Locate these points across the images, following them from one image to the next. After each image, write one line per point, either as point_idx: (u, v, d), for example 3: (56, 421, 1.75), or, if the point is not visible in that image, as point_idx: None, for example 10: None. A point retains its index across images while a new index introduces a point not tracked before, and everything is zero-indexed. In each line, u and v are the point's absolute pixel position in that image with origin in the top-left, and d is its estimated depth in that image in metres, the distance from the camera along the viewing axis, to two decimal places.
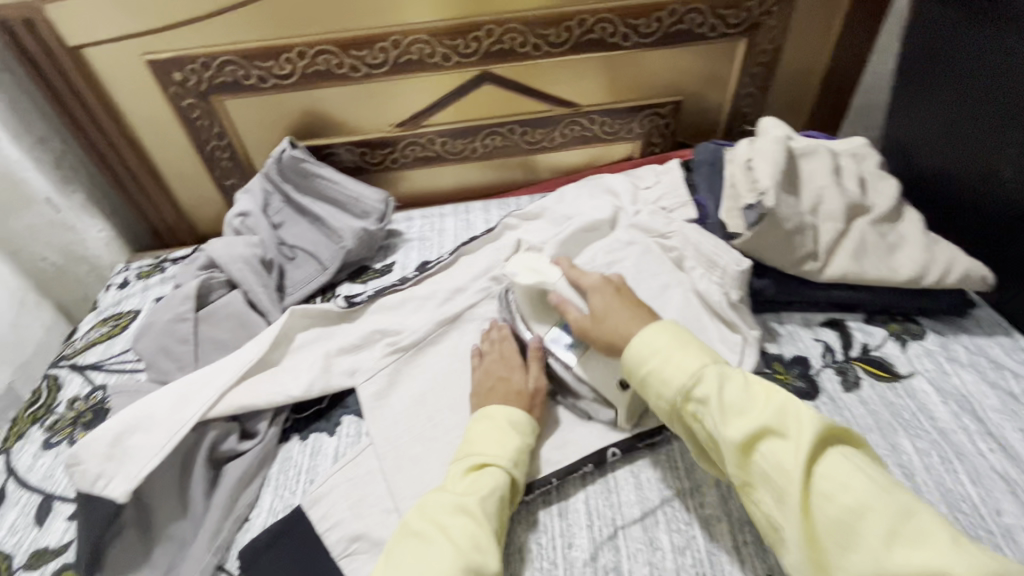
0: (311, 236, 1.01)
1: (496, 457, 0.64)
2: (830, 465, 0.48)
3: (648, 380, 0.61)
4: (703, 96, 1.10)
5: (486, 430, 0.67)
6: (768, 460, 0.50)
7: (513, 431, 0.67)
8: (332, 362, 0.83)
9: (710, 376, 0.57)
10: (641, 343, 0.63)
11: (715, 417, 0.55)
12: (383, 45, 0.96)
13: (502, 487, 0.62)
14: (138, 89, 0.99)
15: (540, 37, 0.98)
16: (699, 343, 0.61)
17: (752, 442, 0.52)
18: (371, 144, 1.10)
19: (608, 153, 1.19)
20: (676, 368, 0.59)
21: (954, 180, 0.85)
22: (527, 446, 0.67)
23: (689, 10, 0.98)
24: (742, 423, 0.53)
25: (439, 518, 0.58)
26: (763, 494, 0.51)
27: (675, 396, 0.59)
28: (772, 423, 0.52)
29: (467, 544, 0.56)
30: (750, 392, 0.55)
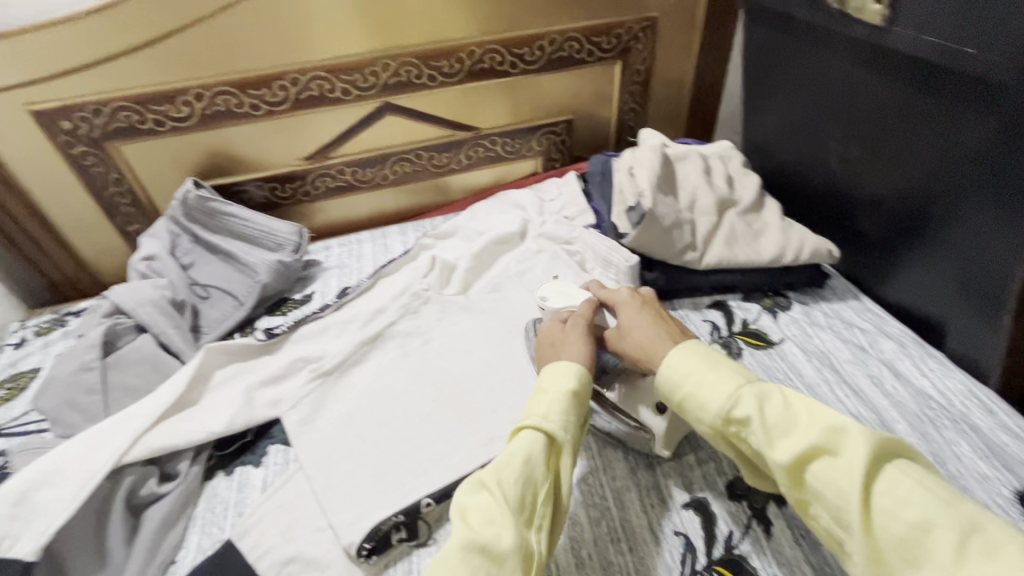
0: (224, 274, 1.02)
1: (531, 420, 0.61)
2: (890, 481, 0.47)
3: (686, 402, 0.60)
4: (591, 113, 1.22)
5: (534, 392, 0.65)
6: (825, 480, 0.48)
7: (546, 389, 0.64)
8: (254, 394, 0.83)
9: (746, 394, 0.55)
10: (672, 367, 0.62)
11: (758, 439, 0.53)
12: (282, 84, 1.00)
13: (535, 449, 0.59)
14: (21, 140, 0.96)
15: (433, 69, 1.05)
16: (731, 363, 0.60)
17: (804, 462, 0.50)
18: (281, 179, 1.12)
19: (514, 170, 1.27)
20: (712, 387, 0.58)
21: (798, 172, 1.00)
22: (562, 396, 0.63)
23: (567, 39, 1.09)
24: (790, 442, 0.51)
25: (464, 502, 0.57)
26: (820, 511, 0.50)
27: (715, 419, 0.57)
28: (819, 439, 0.50)
29: (480, 522, 0.53)
30: (791, 411, 0.53)
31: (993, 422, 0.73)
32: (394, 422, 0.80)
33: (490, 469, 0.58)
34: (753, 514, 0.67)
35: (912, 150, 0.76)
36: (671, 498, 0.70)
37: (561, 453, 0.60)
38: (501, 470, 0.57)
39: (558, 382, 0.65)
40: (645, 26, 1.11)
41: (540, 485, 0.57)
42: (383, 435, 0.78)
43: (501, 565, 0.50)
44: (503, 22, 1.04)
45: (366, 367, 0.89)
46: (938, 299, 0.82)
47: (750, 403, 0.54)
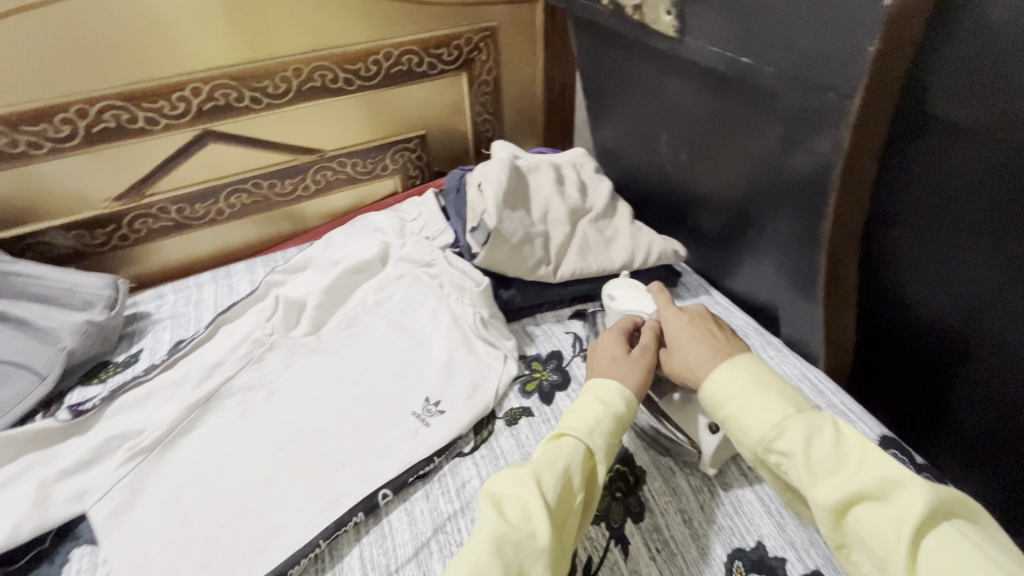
0: (15, 344, 0.85)
1: (575, 427, 0.63)
2: (942, 541, 0.45)
3: (732, 423, 0.59)
4: (446, 126, 1.17)
5: (581, 399, 0.66)
6: (866, 527, 0.48)
7: (598, 401, 0.65)
8: (52, 489, 0.71)
9: (792, 425, 0.55)
10: (719, 385, 0.61)
11: (800, 474, 0.53)
12: (65, 117, 0.86)
13: (574, 455, 0.60)
14: None
15: (255, 90, 0.96)
16: (783, 389, 0.59)
17: (846, 504, 0.50)
18: (87, 225, 0.97)
19: (372, 191, 1.20)
20: (756, 415, 0.57)
21: (642, 176, 1.02)
22: (609, 416, 0.64)
23: (404, 52, 1.03)
24: (834, 484, 0.51)
25: (499, 495, 0.58)
26: (864, 558, 0.49)
27: (757, 447, 0.56)
28: (865, 485, 0.49)
29: (518, 516, 0.55)
30: (840, 448, 0.53)
31: (825, 401, 0.77)
32: (226, 498, 0.70)
33: (530, 468, 0.59)
34: (610, 535, 0.66)
35: (727, 154, 0.79)
36: None
37: (593, 464, 0.62)
38: (543, 468, 0.58)
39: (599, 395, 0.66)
40: (485, 36, 1.09)
41: (575, 493, 0.59)
42: (210, 521, 0.68)
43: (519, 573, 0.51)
44: (327, 37, 0.97)
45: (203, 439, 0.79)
46: (772, 290, 0.86)
47: (796, 438, 0.54)
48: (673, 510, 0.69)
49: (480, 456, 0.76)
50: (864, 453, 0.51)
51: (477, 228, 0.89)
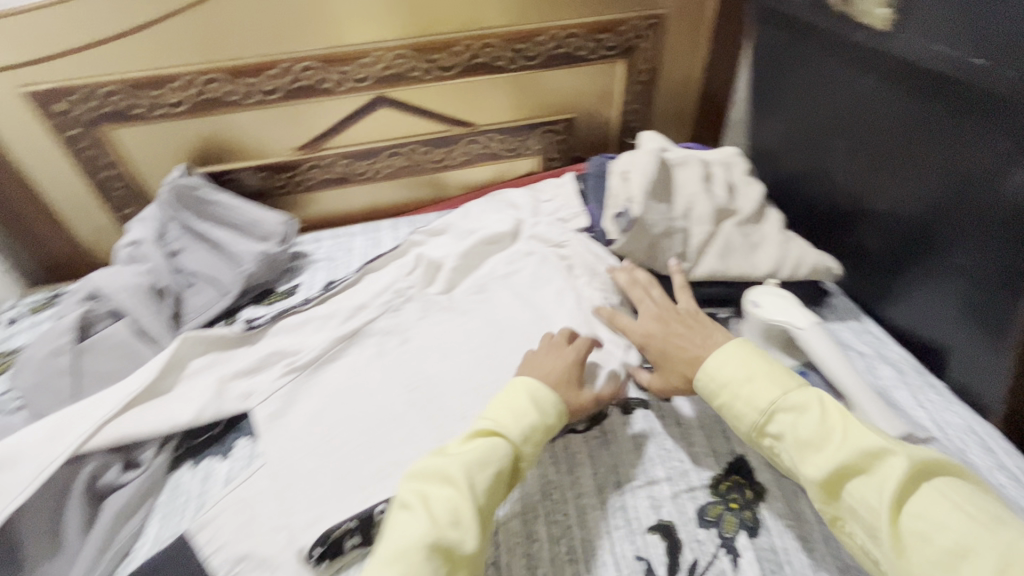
0: (210, 262, 1.01)
1: (503, 427, 0.66)
2: (921, 501, 0.50)
3: (727, 409, 0.65)
4: (594, 112, 1.18)
5: (505, 399, 0.69)
6: (855, 498, 0.53)
7: (534, 407, 0.68)
8: (226, 385, 0.83)
9: (783, 409, 0.61)
10: (712, 371, 0.67)
11: (792, 453, 0.59)
12: (273, 73, 0.98)
13: (497, 459, 0.63)
14: (15, 120, 0.96)
15: (428, 62, 1.03)
16: (771, 370, 0.65)
17: (835, 478, 0.55)
18: (273, 168, 1.11)
19: (512, 168, 1.24)
20: (747, 401, 0.63)
21: (804, 183, 0.95)
22: (544, 423, 0.68)
23: (569, 35, 1.05)
24: (821, 459, 0.56)
25: (427, 490, 0.60)
26: (854, 528, 0.54)
27: (749, 430, 0.63)
28: (851, 460, 0.54)
29: (446, 520, 0.57)
30: (826, 425, 0.58)
31: (993, 462, 0.68)
32: (361, 425, 0.78)
33: (458, 467, 0.60)
34: (720, 543, 0.64)
35: (920, 165, 0.72)
36: (637, 520, 0.67)
37: (517, 463, 0.65)
38: (476, 471, 0.61)
39: (517, 399, 0.69)
40: (652, 24, 1.07)
41: (494, 494, 0.62)
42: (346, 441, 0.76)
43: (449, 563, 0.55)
44: (502, 16, 1.01)
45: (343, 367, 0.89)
46: (943, 326, 0.77)
47: (783, 421, 0.60)
48: (792, 535, 0.65)
49: (592, 437, 0.76)
50: (847, 430, 0.57)
51: (623, 216, 0.88)
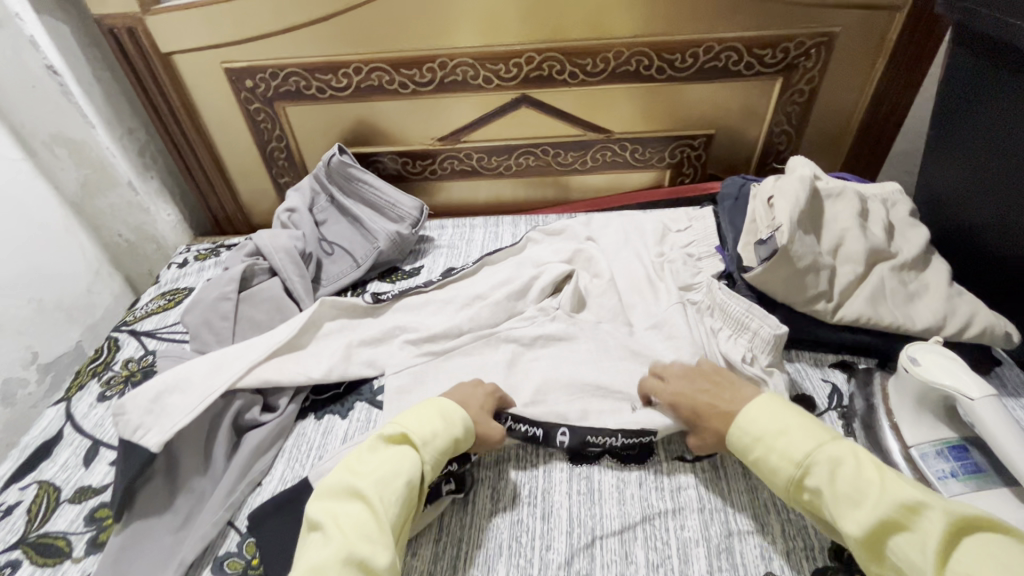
0: (349, 235, 1.10)
1: (407, 438, 0.66)
2: (965, 559, 0.48)
3: (761, 466, 0.63)
4: (736, 130, 1.12)
5: (408, 413, 0.69)
6: (900, 557, 0.51)
7: (438, 416, 0.68)
8: (353, 351, 0.90)
9: (819, 463, 0.59)
10: (743, 424, 0.66)
11: (830, 509, 0.57)
12: (431, 66, 1.04)
13: (399, 463, 0.63)
14: (213, 91, 1.11)
15: (577, 66, 1.03)
16: (804, 421, 0.63)
17: (877, 536, 0.53)
18: (413, 155, 1.18)
19: (639, 179, 1.22)
20: (781, 454, 0.61)
21: (984, 232, 0.84)
22: (451, 433, 0.67)
23: (725, 48, 1.01)
24: (860, 514, 0.54)
25: (336, 509, 0.60)
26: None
27: (787, 485, 0.61)
28: (890, 518, 0.52)
29: (356, 535, 0.57)
30: (864, 478, 0.56)
31: None
32: None
33: (370, 484, 0.61)
34: None
35: None
36: (744, 568, 0.63)
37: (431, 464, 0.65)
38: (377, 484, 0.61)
39: (423, 409, 0.69)
40: (820, 42, 0.99)
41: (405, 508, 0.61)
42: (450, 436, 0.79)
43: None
44: (657, 25, 0.99)
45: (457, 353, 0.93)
46: None
47: (821, 473, 0.58)
48: None
49: (701, 469, 0.74)
50: (890, 488, 0.54)
51: (766, 241, 0.82)
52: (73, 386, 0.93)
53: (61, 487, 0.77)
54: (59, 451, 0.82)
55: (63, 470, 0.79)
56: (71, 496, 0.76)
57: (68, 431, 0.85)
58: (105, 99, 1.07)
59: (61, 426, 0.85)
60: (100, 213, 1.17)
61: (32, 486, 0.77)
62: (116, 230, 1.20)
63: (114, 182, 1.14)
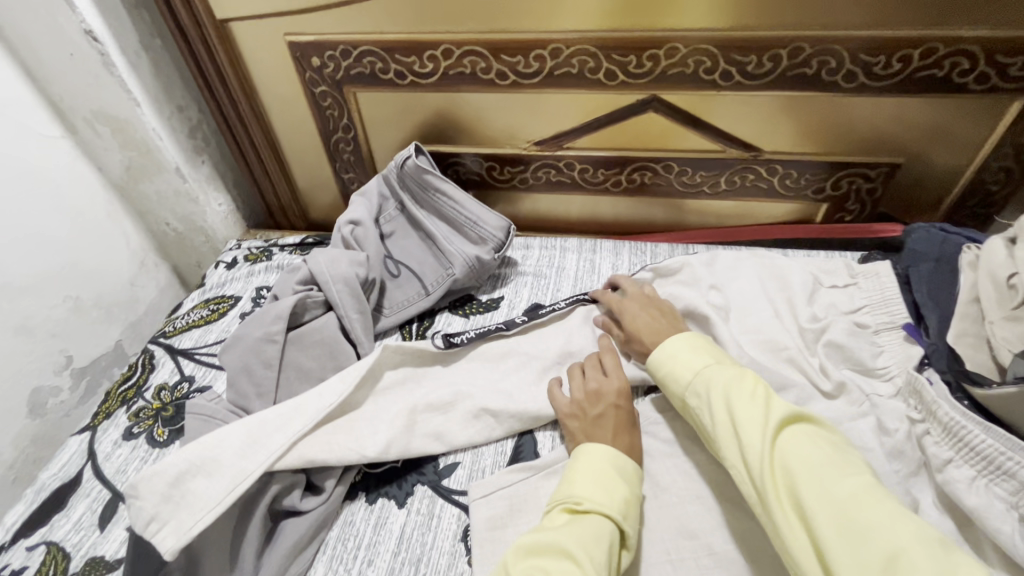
0: (418, 254, 0.91)
1: (599, 502, 0.55)
2: (796, 441, 0.48)
3: (666, 378, 0.63)
4: (933, 160, 0.84)
5: (582, 470, 0.59)
6: (742, 436, 0.50)
7: (617, 476, 0.58)
8: (417, 418, 0.72)
9: (709, 369, 0.59)
10: (662, 346, 0.67)
11: (708, 406, 0.56)
12: (540, 53, 0.81)
13: (603, 531, 0.52)
14: (276, 68, 0.93)
15: (734, 64, 0.78)
16: (714, 348, 0.64)
17: (732, 421, 0.52)
18: (502, 159, 0.97)
19: (781, 210, 0.96)
20: (684, 363, 0.62)
21: None
22: (634, 497, 0.58)
23: (953, 52, 0.72)
24: (725, 405, 0.54)
25: (545, 567, 0.49)
26: (737, 470, 0.50)
27: (681, 392, 0.61)
28: (744, 407, 0.52)
29: None
30: (740, 379, 0.56)
31: None
32: None
33: (571, 541, 0.51)
34: None
35: None
36: None
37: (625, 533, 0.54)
38: (590, 545, 0.50)
39: (599, 461, 0.59)
40: None
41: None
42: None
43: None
44: (860, 13, 0.71)
45: (546, 433, 0.72)
46: None
47: (709, 376, 0.58)
48: None
49: None
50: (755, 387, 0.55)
51: None
52: (99, 412, 0.81)
53: (70, 554, 0.65)
54: (75, 502, 0.70)
55: (76, 531, 0.67)
56: (80, 569, 0.64)
57: (87, 476, 0.73)
58: (153, 71, 0.90)
59: (81, 466, 0.74)
60: (147, 199, 1.03)
61: (40, 547, 0.66)
62: (163, 219, 1.07)
63: (160, 168, 0.98)
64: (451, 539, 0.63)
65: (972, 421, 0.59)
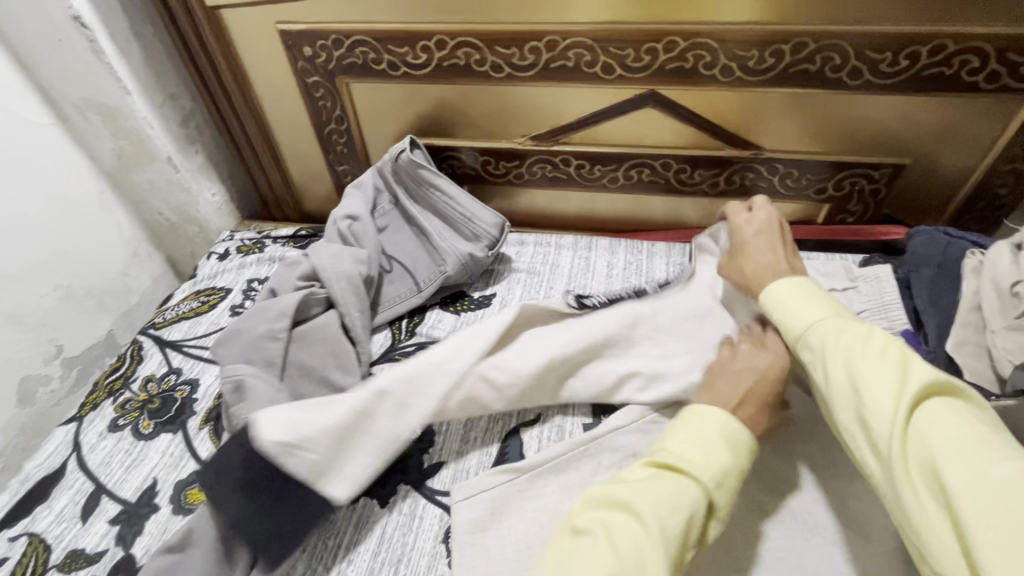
0: (411, 250, 0.90)
1: (691, 462, 0.50)
2: (933, 412, 0.41)
3: (780, 329, 0.56)
4: (939, 161, 0.82)
5: (683, 428, 0.53)
6: (865, 400, 0.44)
7: (722, 443, 0.51)
8: None
9: (823, 323, 0.52)
10: (775, 290, 0.59)
11: (824, 363, 0.50)
12: (535, 45, 0.79)
13: (687, 495, 0.48)
14: (268, 58, 0.91)
15: (734, 59, 0.76)
16: (832, 299, 0.55)
17: (851, 384, 0.46)
18: (497, 154, 0.95)
19: (782, 210, 0.94)
20: (799, 314, 0.55)
21: None
22: (737, 467, 0.51)
23: (963, 50, 0.70)
24: (847, 364, 0.47)
25: (608, 518, 0.47)
26: (860, 437, 0.45)
27: (792, 341, 0.54)
28: (866, 369, 0.46)
29: (632, 553, 0.44)
30: (863, 336, 0.48)
31: None
32: (540, 534, 0.60)
33: (647, 501, 0.47)
34: None
35: None
36: None
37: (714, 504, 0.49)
38: (661, 505, 0.47)
39: (712, 425, 0.52)
40: None
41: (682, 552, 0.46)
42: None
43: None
44: (866, 7, 0.69)
45: (532, 434, 0.71)
46: None
47: (825, 330, 0.51)
48: None
49: None
50: (888, 349, 0.47)
51: None
52: (87, 403, 0.81)
53: (52, 546, 0.65)
54: (58, 493, 0.70)
55: (58, 523, 0.67)
56: (61, 561, 0.64)
57: (72, 467, 0.72)
58: (143, 57, 0.89)
59: (66, 457, 0.74)
60: (139, 188, 1.02)
61: (22, 539, 0.66)
62: (156, 208, 1.06)
63: (152, 157, 0.97)
64: (432, 540, 0.62)
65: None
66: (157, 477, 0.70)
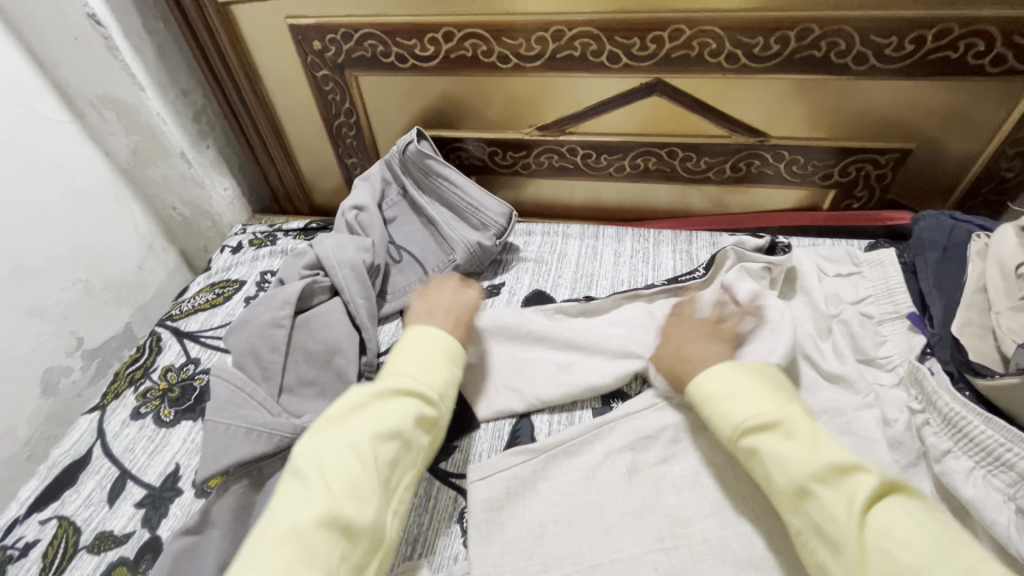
0: (420, 239, 0.92)
1: (418, 379, 0.59)
2: (885, 519, 0.46)
3: (708, 418, 0.59)
4: (943, 145, 0.82)
5: (412, 353, 0.62)
6: (821, 511, 0.48)
7: (438, 358, 0.62)
8: None
9: (758, 421, 0.54)
10: (708, 378, 0.60)
11: (771, 463, 0.52)
12: (542, 35, 0.80)
13: (408, 424, 0.55)
14: (278, 51, 0.93)
15: (740, 46, 0.76)
16: (763, 378, 0.59)
17: (804, 492, 0.49)
18: (504, 145, 0.96)
19: (789, 197, 0.95)
20: (733, 408, 0.56)
21: None
22: (450, 374, 0.62)
23: (969, 33, 0.70)
24: (797, 472, 0.50)
25: (325, 460, 0.51)
26: (819, 545, 0.47)
27: (731, 435, 0.56)
28: (818, 476, 0.49)
29: (343, 493, 0.48)
30: (805, 440, 0.52)
31: None
32: (552, 513, 0.62)
33: (365, 438, 0.53)
34: None
35: None
36: None
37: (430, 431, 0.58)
38: (380, 439, 0.52)
39: (425, 348, 0.63)
40: None
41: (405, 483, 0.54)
42: None
43: (353, 549, 0.47)
44: None
45: (543, 418, 0.72)
46: None
47: (767, 430, 0.54)
48: None
49: None
50: (831, 452, 0.50)
51: None
52: (109, 392, 0.83)
53: (81, 528, 0.67)
54: (85, 479, 0.72)
55: (86, 507, 0.69)
56: (90, 543, 0.66)
57: (97, 454, 0.75)
58: (155, 54, 0.90)
59: (91, 444, 0.76)
60: (153, 183, 1.04)
61: (52, 522, 0.69)
62: (170, 202, 1.08)
63: (166, 153, 0.99)
64: (448, 520, 0.64)
65: (973, 412, 0.58)
66: (180, 463, 0.72)
